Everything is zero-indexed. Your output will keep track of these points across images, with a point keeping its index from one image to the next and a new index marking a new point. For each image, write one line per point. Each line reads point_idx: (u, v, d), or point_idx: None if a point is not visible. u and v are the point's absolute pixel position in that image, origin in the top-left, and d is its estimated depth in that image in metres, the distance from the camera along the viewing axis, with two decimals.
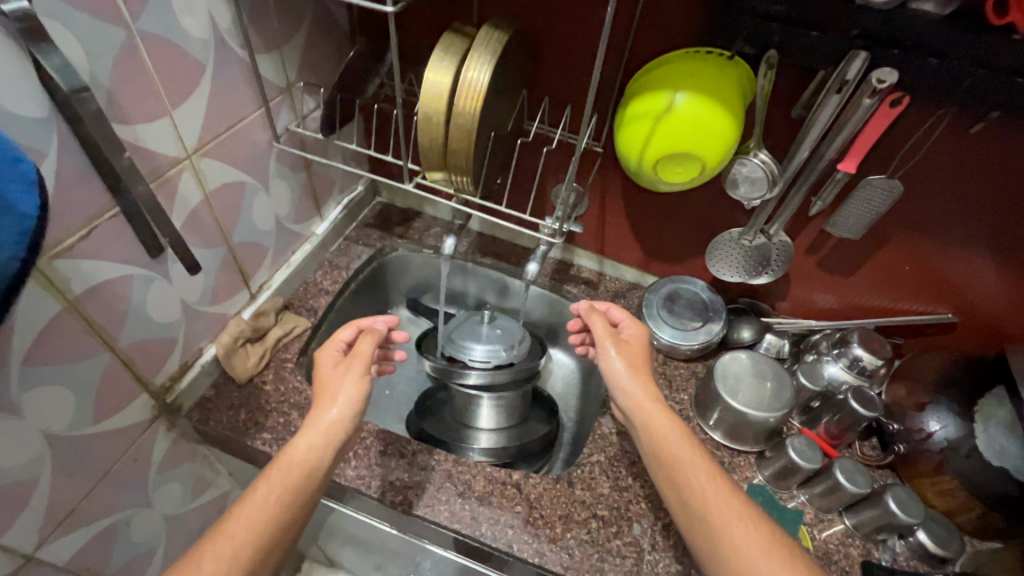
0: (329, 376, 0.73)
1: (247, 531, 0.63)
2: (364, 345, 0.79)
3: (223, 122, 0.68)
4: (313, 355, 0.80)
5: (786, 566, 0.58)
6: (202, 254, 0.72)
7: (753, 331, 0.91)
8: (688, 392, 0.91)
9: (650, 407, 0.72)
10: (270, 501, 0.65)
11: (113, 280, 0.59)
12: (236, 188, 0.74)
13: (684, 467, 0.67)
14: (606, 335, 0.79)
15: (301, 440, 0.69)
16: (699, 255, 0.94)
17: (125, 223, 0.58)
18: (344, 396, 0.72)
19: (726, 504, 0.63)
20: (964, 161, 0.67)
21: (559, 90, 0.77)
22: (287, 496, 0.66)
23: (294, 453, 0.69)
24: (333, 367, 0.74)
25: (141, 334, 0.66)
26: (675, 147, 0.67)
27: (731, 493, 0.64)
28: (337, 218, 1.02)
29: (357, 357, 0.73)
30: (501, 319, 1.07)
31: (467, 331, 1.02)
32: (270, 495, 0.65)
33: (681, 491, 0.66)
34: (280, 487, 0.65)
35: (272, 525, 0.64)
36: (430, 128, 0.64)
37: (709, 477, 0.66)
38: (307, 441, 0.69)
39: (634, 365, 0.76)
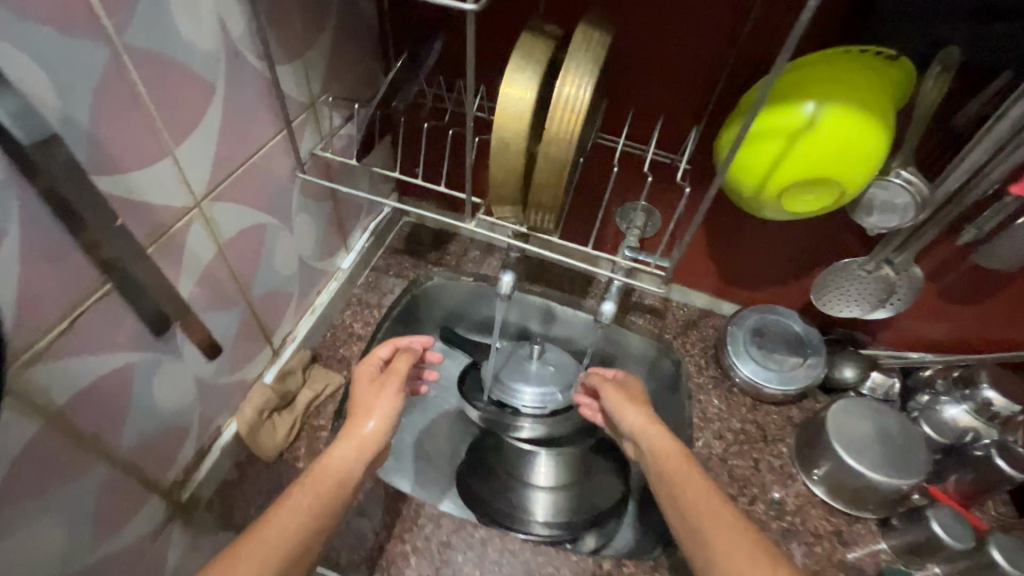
0: (362, 393, 0.67)
1: (272, 551, 0.52)
2: (400, 364, 0.72)
3: (239, 155, 0.53)
4: (351, 370, 0.72)
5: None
6: (215, 319, 0.57)
7: (857, 370, 0.79)
8: (788, 443, 0.78)
9: (648, 427, 0.64)
10: (307, 508, 0.56)
11: (107, 375, 0.45)
12: (253, 232, 0.59)
13: (681, 485, 0.57)
14: (606, 382, 0.73)
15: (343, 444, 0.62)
16: (794, 282, 0.81)
17: (122, 303, 0.44)
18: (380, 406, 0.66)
19: (721, 512, 0.54)
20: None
21: (647, 97, 0.64)
22: (317, 520, 0.56)
23: (326, 502, 0.57)
24: (369, 383, 0.68)
25: (147, 429, 0.52)
26: (809, 173, 0.53)
27: (722, 511, 0.54)
28: (365, 247, 0.88)
29: (393, 374, 0.68)
30: (549, 352, 0.93)
31: (514, 371, 0.91)
32: (304, 500, 0.56)
33: (678, 511, 0.56)
34: (314, 490, 0.57)
35: (303, 544, 0.54)
36: (507, 156, 0.51)
37: (703, 494, 0.55)
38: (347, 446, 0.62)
39: (621, 400, 0.68)
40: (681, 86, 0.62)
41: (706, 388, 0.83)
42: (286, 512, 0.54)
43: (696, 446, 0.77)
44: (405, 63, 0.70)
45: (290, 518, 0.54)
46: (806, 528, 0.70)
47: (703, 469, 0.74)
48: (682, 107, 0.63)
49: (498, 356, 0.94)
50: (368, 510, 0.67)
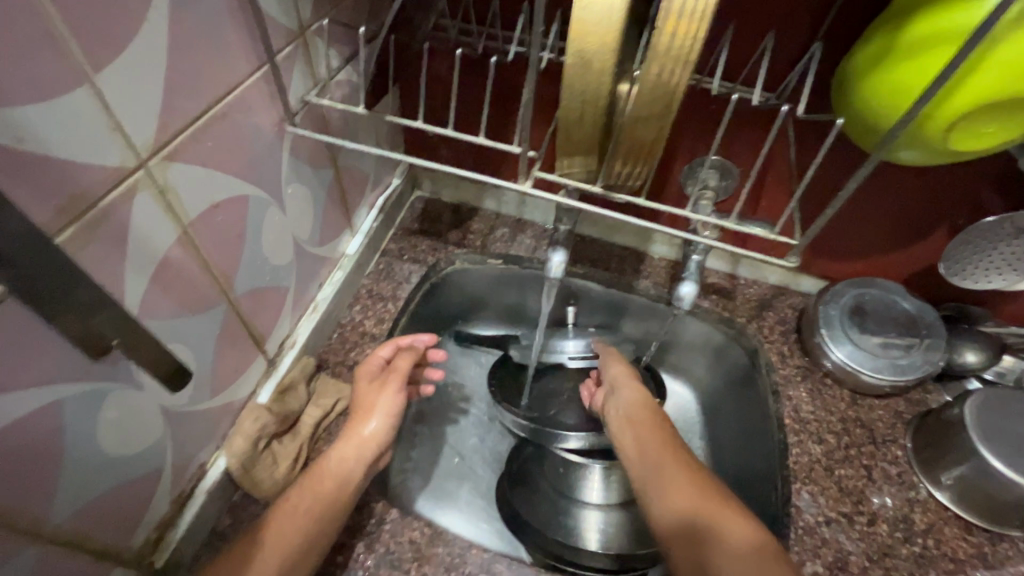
0: (364, 391, 0.55)
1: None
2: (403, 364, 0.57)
3: (203, 94, 0.37)
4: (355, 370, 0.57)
5: (705, 489, 0.51)
6: (181, 328, 0.41)
7: (981, 355, 0.65)
8: (902, 444, 0.64)
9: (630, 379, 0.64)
10: (307, 506, 0.47)
11: (11, 427, 0.30)
12: (230, 206, 0.44)
13: (647, 428, 0.58)
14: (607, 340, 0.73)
15: (350, 440, 0.52)
16: (902, 248, 0.66)
17: (28, 317, 0.29)
18: (382, 404, 0.54)
19: (674, 456, 0.54)
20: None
21: (748, 10, 0.49)
22: (318, 524, 0.47)
23: (332, 501, 0.48)
24: (369, 382, 0.56)
25: (96, 487, 0.37)
26: (1001, 95, 0.38)
27: (675, 449, 0.55)
28: (373, 228, 0.73)
29: (397, 373, 0.56)
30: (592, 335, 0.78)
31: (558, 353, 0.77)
32: (306, 501, 0.47)
33: (638, 452, 0.57)
34: (316, 487, 0.48)
35: (305, 549, 0.45)
36: (587, 83, 0.36)
37: (659, 435, 0.57)
38: (356, 441, 0.52)
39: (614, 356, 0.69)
40: None
41: (794, 381, 0.69)
42: (284, 513, 0.46)
43: (793, 455, 0.63)
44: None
45: (282, 543, 0.44)
46: (943, 552, 0.57)
47: (806, 481, 0.61)
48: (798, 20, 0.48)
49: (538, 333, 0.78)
50: (400, 556, 0.53)
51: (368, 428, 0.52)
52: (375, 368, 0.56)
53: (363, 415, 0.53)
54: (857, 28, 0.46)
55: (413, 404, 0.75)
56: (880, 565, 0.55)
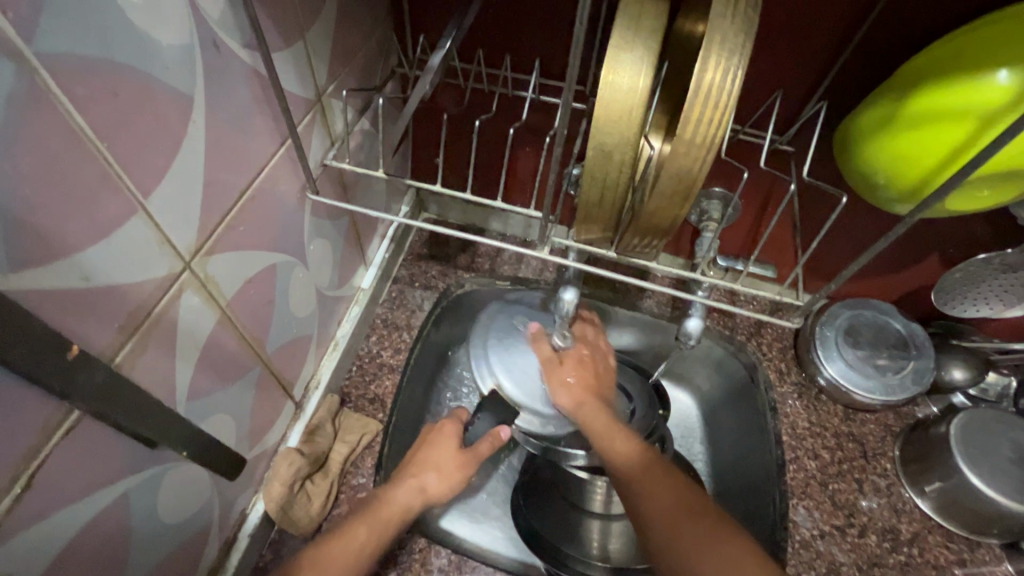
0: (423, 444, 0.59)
1: None
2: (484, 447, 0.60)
3: (233, 184, 0.38)
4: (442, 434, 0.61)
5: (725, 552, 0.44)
6: (222, 398, 0.44)
7: (969, 372, 0.68)
8: (891, 456, 0.68)
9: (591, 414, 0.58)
10: (362, 545, 0.49)
11: (91, 523, 0.33)
12: (261, 277, 0.45)
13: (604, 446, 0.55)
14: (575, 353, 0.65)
15: (404, 483, 0.56)
16: (896, 273, 0.69)
17: (99, 429, 0.31)
18: (446, 467, 0.58)
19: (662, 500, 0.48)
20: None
21: (756, 66, 0.49)
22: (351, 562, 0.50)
23: (387, 539, 0.52)
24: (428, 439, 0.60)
25: (156, 556, 0.40)
26: (999, 166, 0.40)
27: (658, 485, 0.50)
28: (385, 259, 0.74)
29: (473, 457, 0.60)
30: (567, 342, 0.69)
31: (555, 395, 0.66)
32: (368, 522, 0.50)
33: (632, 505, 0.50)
34: (375, 523, 0.52)
35: None
36: (607, 172, 0.38)
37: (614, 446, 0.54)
38: (413, 481, 0.56)
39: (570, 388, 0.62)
40: (804, 52, 0.47)
41: (791, 398, 0.73)
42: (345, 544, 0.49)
43: (790, 471, 0.67)
44: (423, 40, 0.56)
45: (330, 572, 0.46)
46: (926, 560, 0.62)
47: (802, 497, 0.65)
48: (804, 79, 0.49)
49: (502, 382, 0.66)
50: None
51: (428, 488, 0.56)
52: (457, 442, 0.60)
53: (428, 470, 0.57)
54: (862, 85, 0.48)
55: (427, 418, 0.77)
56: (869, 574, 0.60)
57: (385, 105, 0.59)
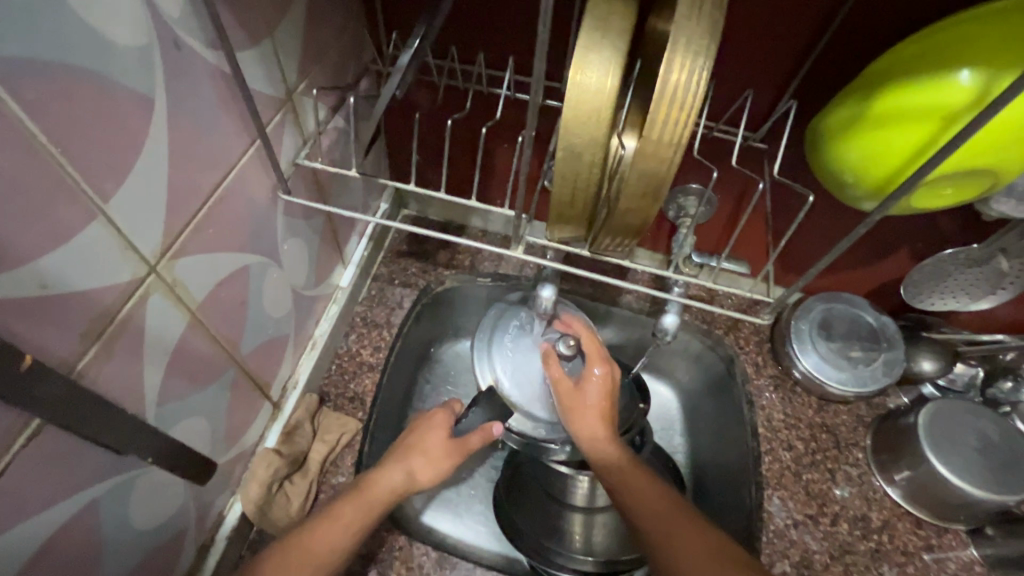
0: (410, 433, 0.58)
1: None
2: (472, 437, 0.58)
3: (200, 186, 0.38)
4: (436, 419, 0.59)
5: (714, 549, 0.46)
6: (194, 401, 0.43)
7: (938, 363, 0.70)
8: (862, 446, 0.70)
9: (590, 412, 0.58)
10: (351, 520, 0.50)
11: (58, 531, 0.33)
12: (233, 279, 0.45)
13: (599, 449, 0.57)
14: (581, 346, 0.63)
15: (391, 468, 0.54)
16: (867, 268, 0.70)
17: (62, 439, 0.31)
18: (435, 453, 0.57)
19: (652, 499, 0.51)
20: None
21: (729, 65, 0.50)
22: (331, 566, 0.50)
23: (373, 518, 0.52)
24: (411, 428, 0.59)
25: (129, 561, 0.40)
26: (960, 165, 0.41)
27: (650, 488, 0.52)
28: (364, 256, 0.74)
29: (460, 445, 0.58)
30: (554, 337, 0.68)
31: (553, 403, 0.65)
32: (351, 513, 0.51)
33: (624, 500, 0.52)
34: (362, 500, 0.52)
35: None
36: (577, 173, 0.38)
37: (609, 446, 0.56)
38: (400, 468, 0.55)
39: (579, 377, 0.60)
40: (773, 51, 0.48)
41: (767, 390, 0.74)
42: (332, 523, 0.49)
43: (765, 462, 0.68)
44: (398, 37, 0.56)
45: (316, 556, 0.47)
46: (895, 546, 0.63)
47: (777, 487, 0.67)
48: (775, 77, 0.49)
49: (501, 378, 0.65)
50: None
51: (416, 474, 0.55)
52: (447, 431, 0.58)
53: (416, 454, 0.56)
54: (830, 84, 0.48)
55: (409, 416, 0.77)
56: (840, 561, 0.62)
57: (360, 103, 0.59)
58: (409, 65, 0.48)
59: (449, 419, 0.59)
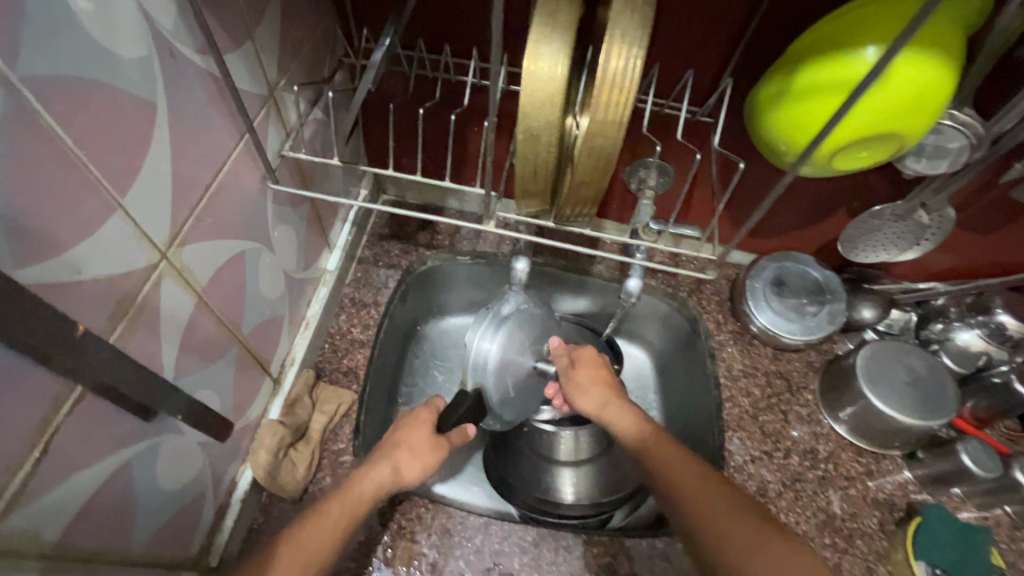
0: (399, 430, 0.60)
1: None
2: (452, 434, 0.62)
3: (199, 179, 0.42)
4: (414, 422, 0.61)
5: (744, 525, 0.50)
6: (205, 375, 0.48)
7: (877, 309, 0.78)
8: (812, 388, 0.78)
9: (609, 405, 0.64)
10: (335, 527, 0.52)
11: (102, 486, 0.37)
12: (232, 264, 0.49)
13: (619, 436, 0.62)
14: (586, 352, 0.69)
15: (379, 462, 0.57)
16: (810, 228, 0.77)
17: (99, 404, 0.36)
18: (421, 447, 0.59)
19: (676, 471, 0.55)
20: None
21: (673, 48, 0.55)
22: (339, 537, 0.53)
23: (359, 515, 0.55)
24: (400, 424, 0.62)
25: (159, 518, 0.45)
26: (870, 130, 0.47)
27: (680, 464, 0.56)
28: (349, 241, 0.79)
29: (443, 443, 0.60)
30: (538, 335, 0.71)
31: (518, 404, 0.69)
32: (337, 508, 0.53)
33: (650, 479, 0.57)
34: (348, 503, 0.54)
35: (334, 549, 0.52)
36: (537, 152, 0.43)
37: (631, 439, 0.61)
38: (388, 462, 0.57)
39: (589, 376, 0.66)
40: (710, 34, 0.53)
41: (727, 344, 0.81)
42: (319, 527, 0.52)
43: (726, 407, 0.76)
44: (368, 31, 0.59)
45: (310, 550, 0.50)
46: (840, 472, 0.71)
47: (736, 428, 0.74)
48: (713, 57, 0.55)
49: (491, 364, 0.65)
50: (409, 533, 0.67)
51: (401, 468, 0.58)
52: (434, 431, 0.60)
53: (402, 450, 0.58)
54: (761, 61, 0.54)
55: (401, 388, 0.83)
56: (792, 488, 0.70)
57: (336, 95, 0.62)
58: (381, 59, 0.52)
59: (435, 417, 0.62)
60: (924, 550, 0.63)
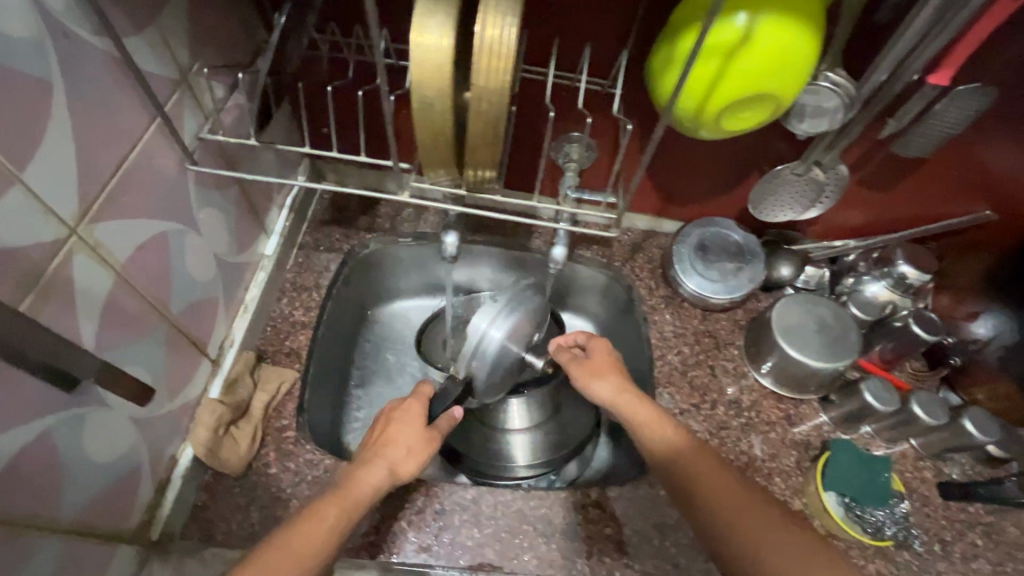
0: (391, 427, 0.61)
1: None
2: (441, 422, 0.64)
3: (108, 157, 0.44)
4: (405, 417, 0.62)
5: (769, 519, 0.48)
6: (132, 352, 0.50)
7: (793, 266, 0.83)
8: (737, 344, 0.83)
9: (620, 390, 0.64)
10: (333, 525, 0.50)
11: (21, 452, 0.39)
12: (153, 243, 0.51)
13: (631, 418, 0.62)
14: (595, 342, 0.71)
15: (374, 464, 0.57)
16: (726, 193, 0.83)
17: (10, 372, 0.37)
18: (414, 445, 0.60)
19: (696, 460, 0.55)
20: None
21: (572, 23, 0.58)
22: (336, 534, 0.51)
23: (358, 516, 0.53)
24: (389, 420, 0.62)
25: (91, 489, 0.47)
26: (748, 89, 0.51)
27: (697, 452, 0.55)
28: (286, 227, 0.81)
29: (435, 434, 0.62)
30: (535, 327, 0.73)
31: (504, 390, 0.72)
32: (335, 512, 0.51)
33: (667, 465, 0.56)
34: (344, 502, 0.52)
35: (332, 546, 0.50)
36: (434, 120, 0.46)
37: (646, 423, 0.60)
38: (382, 463, 0.57)
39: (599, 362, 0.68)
40: (603, 9, 0.57)
41: (659, 308, 0.85)
42: (315, 524, 0.49)
43: (657, 366, 0.80)
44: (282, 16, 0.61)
45: (305, 549, 0.48)
46: (761, 419, 0.77)
47: (667, 384, 0.79)
48: (609, 30, 0.58)
49: (488, 348, 0.67)
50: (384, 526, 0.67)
51: (397, 467, 0.58)
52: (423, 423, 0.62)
53: (395, 447, 0.59)
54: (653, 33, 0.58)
55: (352, 371, 0.86)
56: (718, 436, 0.75)
57: None
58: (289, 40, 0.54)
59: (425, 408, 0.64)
60: (832, 481, 0.68)
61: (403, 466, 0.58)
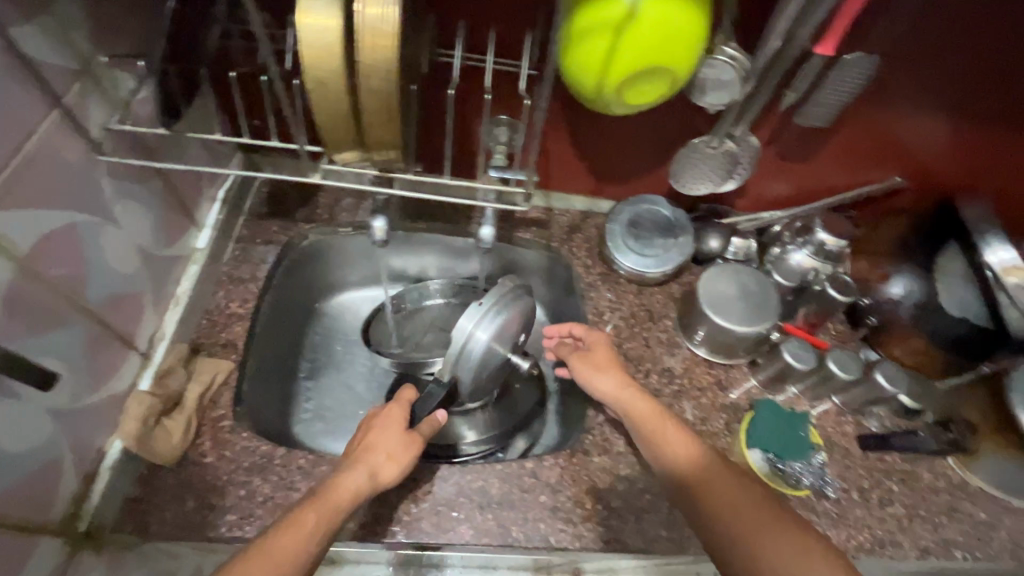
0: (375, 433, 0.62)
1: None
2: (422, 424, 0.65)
3: (1, 146, 0.44)
4: (389, 422, 0.63)
5: (766, 517, 0.52)
6: (42, 342, 0.50)
7: (721, 239, 0.86)
8: (671, 316, 0.86)
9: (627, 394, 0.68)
10: (313, 528, 0.51)
11: None
12: (62, 234, 0.51)
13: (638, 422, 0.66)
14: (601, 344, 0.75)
15: (355, 469, 0.57)
16: (651, 170, 0.86)
17: None
18: (396, 450, 0.61)
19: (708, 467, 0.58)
20: (971, 14, 0.61)
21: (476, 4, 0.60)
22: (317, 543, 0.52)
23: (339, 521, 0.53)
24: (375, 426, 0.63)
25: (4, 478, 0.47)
26: (641, 61, 0.53)
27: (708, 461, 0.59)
28: (219, 220, 0.81)
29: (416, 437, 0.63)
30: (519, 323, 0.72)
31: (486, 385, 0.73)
32: (315, 517, 0.52)
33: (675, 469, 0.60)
34: (325, 506, 0.53)
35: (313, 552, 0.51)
36: (329, 99, 0.47)
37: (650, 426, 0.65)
38: (363, 468, 0.58)
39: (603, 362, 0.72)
40: None
41: (597, 285, 0.88)
42: (297, 533, 0.50)
43: None
44: None
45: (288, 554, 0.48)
46: (693, 385, 0.80)
47: None
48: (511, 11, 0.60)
49: (473, 350, 0.67)
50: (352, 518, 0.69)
51: (379, 472, 0.59)
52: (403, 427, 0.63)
53: (379, 452, 0.60)
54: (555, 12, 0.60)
55: (301, 363, 0.85)
56: None
57: None
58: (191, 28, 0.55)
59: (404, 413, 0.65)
60: (755, 438, 0.73)
61: (385, 471, 0.59)
